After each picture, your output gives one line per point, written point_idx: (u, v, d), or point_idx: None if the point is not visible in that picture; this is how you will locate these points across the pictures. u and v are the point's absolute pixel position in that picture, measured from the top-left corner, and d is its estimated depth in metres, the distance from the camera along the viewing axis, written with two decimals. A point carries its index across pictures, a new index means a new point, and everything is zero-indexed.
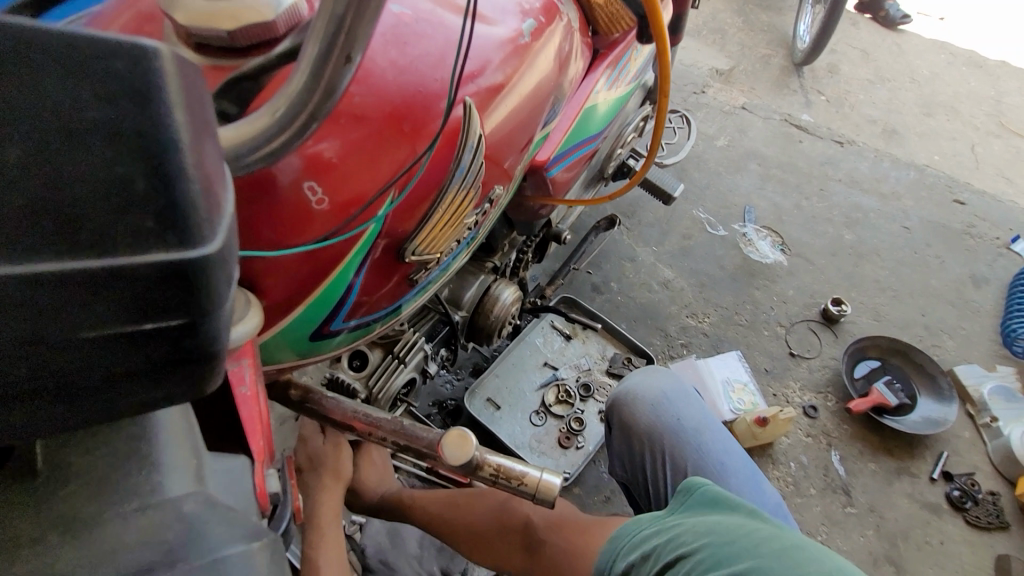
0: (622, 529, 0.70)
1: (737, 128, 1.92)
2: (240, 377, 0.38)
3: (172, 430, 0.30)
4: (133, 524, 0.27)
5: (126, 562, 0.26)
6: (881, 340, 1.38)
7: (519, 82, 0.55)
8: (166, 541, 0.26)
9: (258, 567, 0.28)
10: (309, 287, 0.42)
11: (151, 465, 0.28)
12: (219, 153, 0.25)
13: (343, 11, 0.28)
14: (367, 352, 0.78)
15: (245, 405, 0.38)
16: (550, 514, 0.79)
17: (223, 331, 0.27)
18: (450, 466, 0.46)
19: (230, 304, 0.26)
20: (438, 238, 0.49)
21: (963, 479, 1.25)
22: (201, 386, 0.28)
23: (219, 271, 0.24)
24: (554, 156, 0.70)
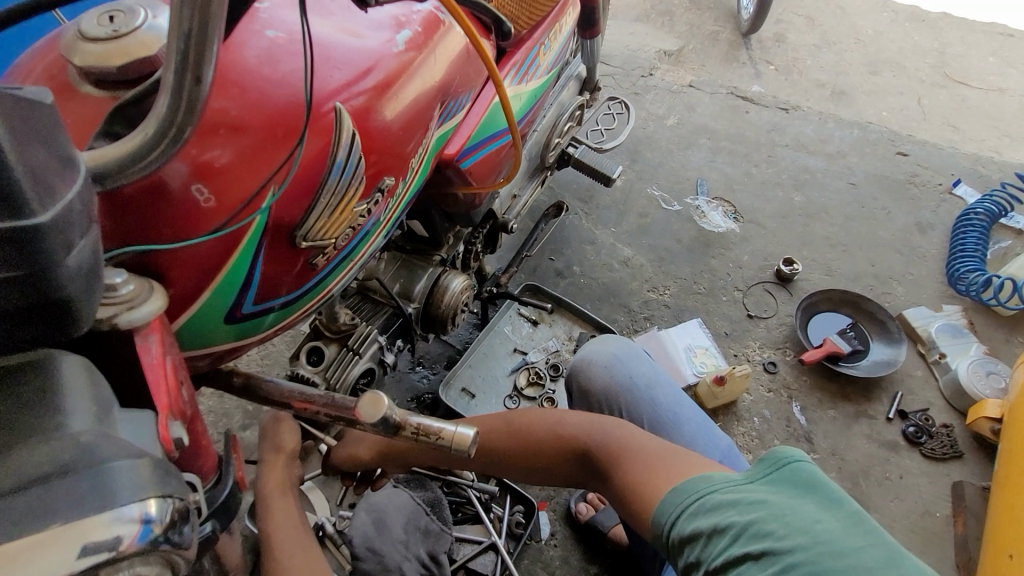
0: (692, 482, 0.62)
1: (686, 105, 1.99)
2: (146, 349, 0.40)
3: (73, 381, 0.34)
4: (36, 449, 0.30)
5: (24, 474, 0.29)
6: (832, 293, 1.45)
7: (404, 85, 0.60)
8: (60, 459, 0.30)
9: (143, 477, 0.31)
10: (211, 274, 0.47)
11: (54, 407, 0.32)
12: (49, 150, 0.30)
13: (189, 28, 0.34)
14: (323, 347, 0.85)
15: (151, 371, 0.40)
16: (610, 437, 0.75)
17: (75, 282, 0.32)
18: (368, 427, 0.51)
19: (77, 259, 0.32)
20: (332, 226, 0.54)
21: (917, 416, 1.31)
22: (71, 328, 0.34)
23: (53, 237, 0.30)
24: (462, 150, 0.76)
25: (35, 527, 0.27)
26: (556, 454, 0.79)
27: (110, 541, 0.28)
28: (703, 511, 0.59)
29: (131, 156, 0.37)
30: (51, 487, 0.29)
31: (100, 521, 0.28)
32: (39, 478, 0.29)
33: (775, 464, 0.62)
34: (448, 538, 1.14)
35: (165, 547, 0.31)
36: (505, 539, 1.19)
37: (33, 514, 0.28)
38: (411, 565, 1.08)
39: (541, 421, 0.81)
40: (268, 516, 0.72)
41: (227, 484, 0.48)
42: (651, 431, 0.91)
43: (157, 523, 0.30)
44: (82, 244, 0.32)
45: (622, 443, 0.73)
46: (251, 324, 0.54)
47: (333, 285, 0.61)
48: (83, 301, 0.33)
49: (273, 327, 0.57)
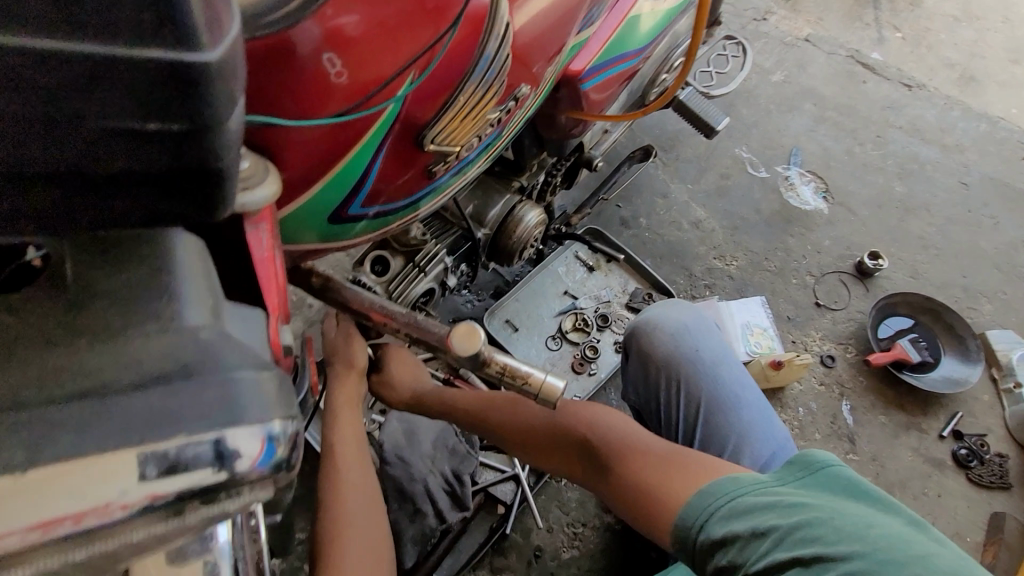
0: (722, 483, 0.60)
1: (796, 63, 1.78)
2: (257, 240, 0.38)
3: (189, 265, 0.31)
4: (152, 342, 0.28)
5: (144, 369, 0.28)
6: (914, 298, 1.35)
7: None
8: (183, 357, 0.28)
9: (269, 392, 0.30)
10: (328, 165, 0.42)
11: (168, 293, 0.30)
12: None
13: None
14: (390, 259, 0.81)
15: (262, 267, 0.38)
16: (608, 430, 0.74)
17: (233, 148, 0.29)
18: (456, 359, 0.48)
19: (236, 124, 0.28)
20: (458, 131, 0.49)
21: (972, 440, 1.25)
22: (215, 210, 0.31)
23: (218, 81, 0.26)
24: (590, 69, 0.68)
25: (167, 433, 0.26)
26: (551, 439, 0.79)
27: (235, 454, 0.28)
28: (736, 515, 0.57)
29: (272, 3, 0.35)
30: (176, 388, 0.27)
31: (230, 433, 0.28)
32: (154, 376, 0.27)
33: (811, 465, 0.60)
34: (473, 462, 1.15)
35: (285, 471, 0.30)
36: (527, 472, 1.20)
37: (157, 421, 0.27)
38: (434, 480, 1.11)
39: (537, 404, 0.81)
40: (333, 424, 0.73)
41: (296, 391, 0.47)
42: (707, 408, 0.87)
43: (279, 445, 0.29)
44: (238, 104, 0.28)
45: (629, 440, 0.71)
46: (348, 226, 0.50)
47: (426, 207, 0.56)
48: (233, 171, 0.30)
49: (368, 233, 0.53)
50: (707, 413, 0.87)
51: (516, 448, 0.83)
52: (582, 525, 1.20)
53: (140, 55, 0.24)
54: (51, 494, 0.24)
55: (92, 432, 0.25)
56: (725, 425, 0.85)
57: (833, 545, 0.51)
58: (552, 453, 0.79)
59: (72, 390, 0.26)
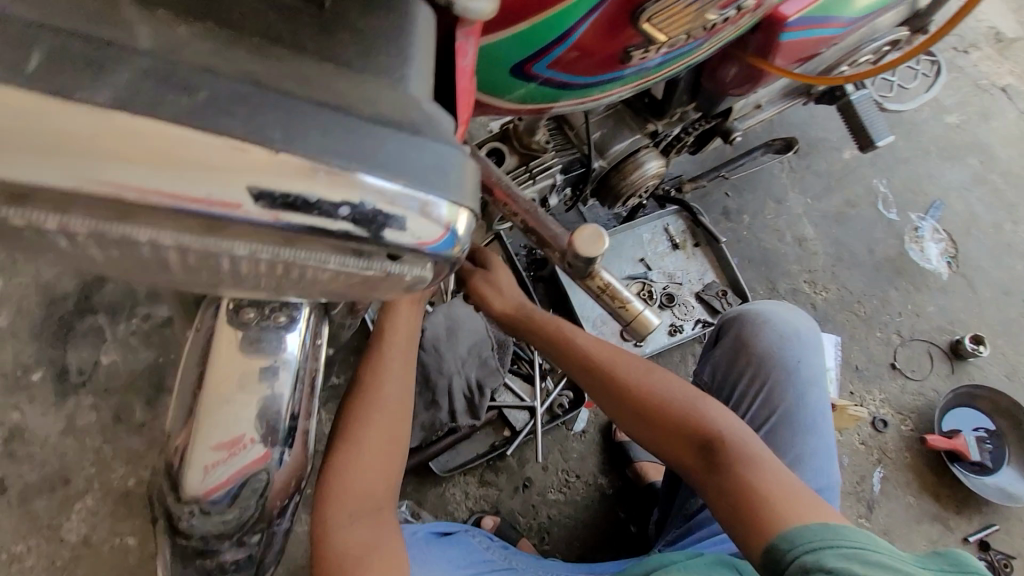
0: (847, 530, 0.58)
1: (979, 111, 1.58)
2: (464, 51, 0.39)
3: (422, 43, 0.35)
4: (385, 91, 0.32)
5: (377, 110, 0.29)
6: (1001, 398, 1.24)
7: None
8: (410, 118, 0.31)
9: (467, 176, 0.31)
10: (544, 7, 0.43)
11: (402, 57, 0.34)
12: None
13: None
14: (505, 155, 0.81)
15: (461, 78, 0.39)
16: (749, 442, 0.70)
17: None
18: (570, 257, 0.47)
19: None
20: (662, 26, 0.48)
21: (997, 556, 1.18)
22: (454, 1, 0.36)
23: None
24: (795, 19, 0.71)
25: (390, 170, 0.27)
26: (671, 421, 0.75)
27: (428, 213, 0.28)
28: (856, 558, 0.55)
29: None
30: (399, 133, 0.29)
31: (432, 195, 0.28)
32: (386, 117, 0.29)
33: (955, 565, 0.56)
34: (499, 380, 1.17)
35: (453, 257, 0.30)
36: (543, 411, 1.22)
37: (378, 150, 0.28)
38: (458, 383, 1.15)
39: (681, 388, 0.76)
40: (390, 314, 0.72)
41: None
42: (776, 422, 0.76)
43: (458, 240, 0.30)
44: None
45: (751, 448, 0.70)
46: (514, 87, 0.50)
47: (563, 103, 0.54)
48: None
49: (524, 104, 0.53)
50: (774, 425, 0.76)
51: (616, 411, 0.78)
52: (575, 476, 1.23)
53: None
54: (292, 177, 0.25)
55: (337, 141, 0.27)
56: (786, 445, 0.75)
57: None
58: (661, 432, 0.75)
59: (326, 104, 0.28)
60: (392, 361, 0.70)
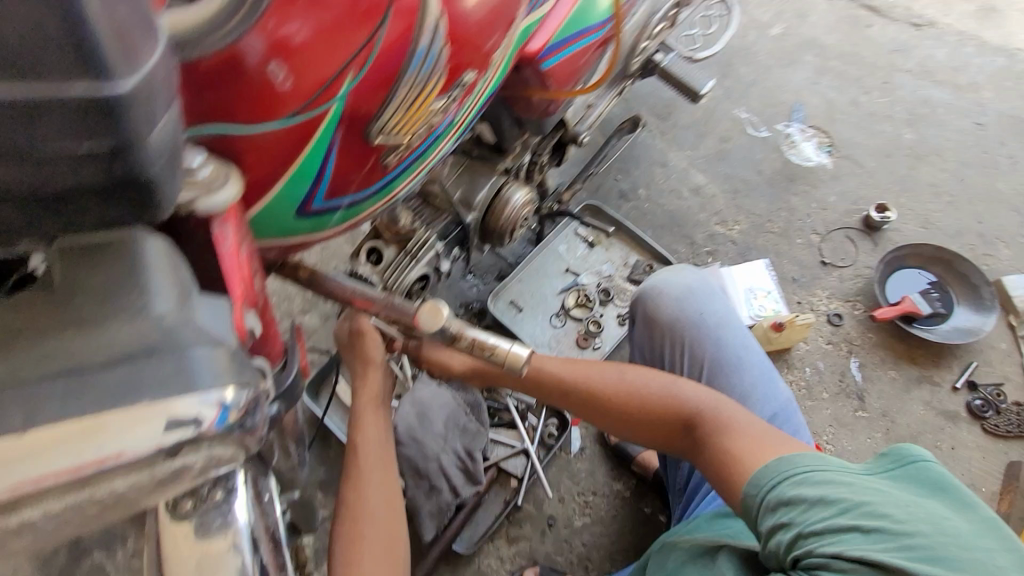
0: (798, 458, 0.56)
1: (797, 13, 1.72)
2: (223, 238, 0.38)
3: (158, 260, 0.31)
4: (124, 328, 0.29)
5: (117, 347, 0.29)
6: (925, 249, 1.32)
7: None
8: (150, 341, 0.29)
9: (219, 365, 0.30)
10: (287, 163, 0.41)
11: (139, 286, 0.30)
12: (141, 9, 0.25)
13: None
14: (382, 249, 0.86)
15: (225, 261, 0.38)
16: (725, 410, 0.68)
17: (160, 160, 0.29)
18: (426, 334, 0.53)
19: (160, 137, 0.28)
20: (408, 122, 0.46)
21: (988, 389, 1.24)
22: (153, 211, 0.31)
23: (140, 112, 0.26)
24: (549, 46, 0.68)
25: (129, 403, 0.28)
26: (655, 412, 0.72)
27: (191, 418, 0.28)
28: (807, 482, 0.54)
29: (210, 24, 0.33)
30: (141, 366, 0.28)
31: (185, 401, 0.28)
32: (128, 354, 0.29)
33: (898, 460, 0.55)
34: (484, 438, 1.20)
35: (238, 432, 0.30)
36: (537, 447, 1.24)
37: (124, 392, 0.28)
38: (448, 458, 1.17)
39: (656, 377, 0.74)
40: (358, 423, 0.75)
41: (292, 370, 0.51)
42: (709, 373, 0.81)
43: (234, 408, 0.30)
44: (166, 118, 0.28)
45: (729, 415, 0.67)
46: (320, 219, 0.49)
47: (369, 211, 0.54)
48: (168, 183, 0.30)
49: (333, 227, 0.52)
50: (710, 375, 0.80)
51: (596, 418, 0.76)
52: (592, 494, 1.25)
53: (63, 92, 0.23)
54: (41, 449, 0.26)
55: (75, 403, 0.27)
56: (726, 388, 0.79)
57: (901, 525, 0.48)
58: (647, 425, 0.73)
59: (61, 370, 0.28)
60: (370, 467, 0.72)
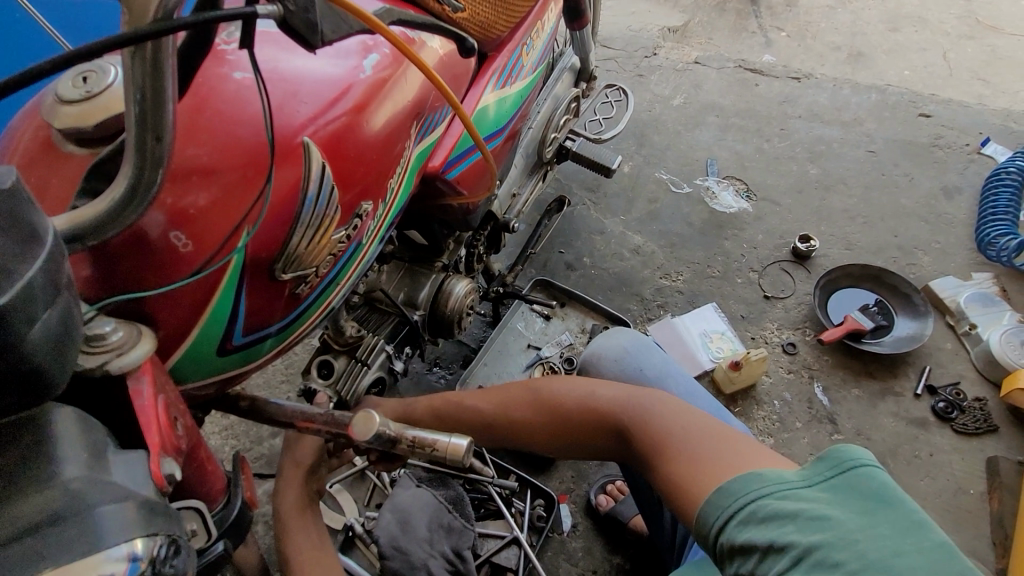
0: (739, 482, 0.54)
1: (692, 83, 1.93)
2: (138, 393, 0.39)
3: (65, 429, 0.33)
4: (25, 501, 0.29)
5: (17, 522, 0.28)
6: (852, 269, 1.41)
7: (393, 90, 0.60)
8: (52, 508, 0.29)
9: (130, 519, 0.31)
10: (199, 311, 0.46)
11: (46, 456, 0.31)
12: (22, 227, 0.28)
13: (140, 106, 0.35)
14: (332, 361, 0.88)
15: (143, 412, 0.38)
16: (646, 413, 0.68)
17: (44, 349, 0.30)
18: (364, 443, 0.54)
19: (42, 331, 0.29)
20: (313, 255, 0.52)
21: (948, 391, 1.27)
22: (49, 391, 0.31)
23: (17, 318, 0.28)
24: (447, 162, 0.75)
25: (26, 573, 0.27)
26: (582, 423, 0.73)
27: None
28: (756, 521, 0.51)
29: (108, 214, 0.37)
30: (43, 536, 0.28)
31: (89, 563, 0.28)
32: (27, 528, 0.28)
33: (837, 467, 0.53)
34: (471, 535, 1.15)
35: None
36: (527, 533, 1.20)
37: (21, 565, 0.27)
38: (436, 562, 1.10)
39: (571, 392, 0.74)
40: (287, 540, 0.69)
41: (236, 504, 0.52)
42: None
43: (144, 560, 0.30)
44: (49, 312, 0.30)
45: (660, 423, 0.66)
46: (244, 354, 0.52)
47: (295, 338, 0.57)
48: (57, 365, 0.31)
49: (261, 358, 0.55)
50: None
51: (535, 445, 0.76)
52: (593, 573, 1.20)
53: None
54: None
55: None
56: None
57: (856, 571, 0.46)
58: (579, 438, 0.73)
59: None
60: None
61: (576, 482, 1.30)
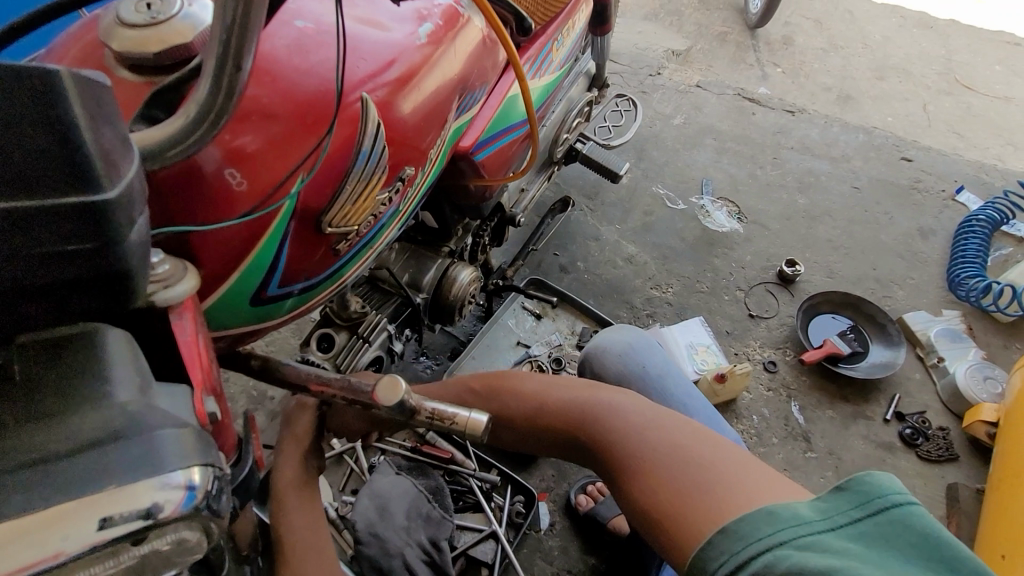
0: (749, 521, 0.46)
1: (693, 106, 2.00)
2: (181, 328, 0.38)
3: (118, 347, 0.33)
4: (87, 418, 0.30)
5: (84, 434, 0.29)
6: (834, 295, 1.47)
7: (441, 61, 0.61)
8: (114, 424, 0.30)
9: (188, 444, 0.31)
10: (242, 255, 0.44)
11: (102, 376, 0.31)
12: (121, 134, 0.31)
13: (227, 36, 0.34)
14: (334, 335, 0.86)
15: (185, 349, 0.37)
16: (609, 417, 0.63)
17: (134, 254, 0.32)
18: (386, 411, 0.52)
19: (137, 236, 0.32)
20: (355, 213, 0.51)
21: (914, 418, 1.33)
22: (128, 299, 0.34)
23: (120, 215, 0.30)
24: (477, 143, 0.76)
25: (86, 490, 0.27)
26: (539, 425, 0.69)
27: (148, 508, 0.28)
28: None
29: (173, 139, 0.36)
30: (106, 451, 0.29)
31: (148, 487, 0.28)
32: (93, 441, 0.29)
33: (863, 506, 0.46)
34: (450, 526, 1.13)
35: (207, 515, 0.30)
36: (505, 528, 1.20)
37: (86, 480, 0.28)
38: (412, 552, 1.08)
39: (527, 393, 0.70)
40: (283, 520, 0.64)
41: (247, 463, 0.50)
42: None
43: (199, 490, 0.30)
44: (141, 219, 0.33)
45: (625, 434, 0.60)
46: (273, 308, 0.51)
47: (320, 300, 0.56)
48: (139, 273, 0.34)
49: (288, 315, 0.54)
50: None
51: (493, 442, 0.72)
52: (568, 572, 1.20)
53: (55, 203, 0.28)
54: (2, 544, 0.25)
55: (41, 493, 0.27)
56: None
57: None
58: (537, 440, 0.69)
59: (26, 460, 0.28)
60: (306, 565, 0.62)
61: (556, 481, 1.30)
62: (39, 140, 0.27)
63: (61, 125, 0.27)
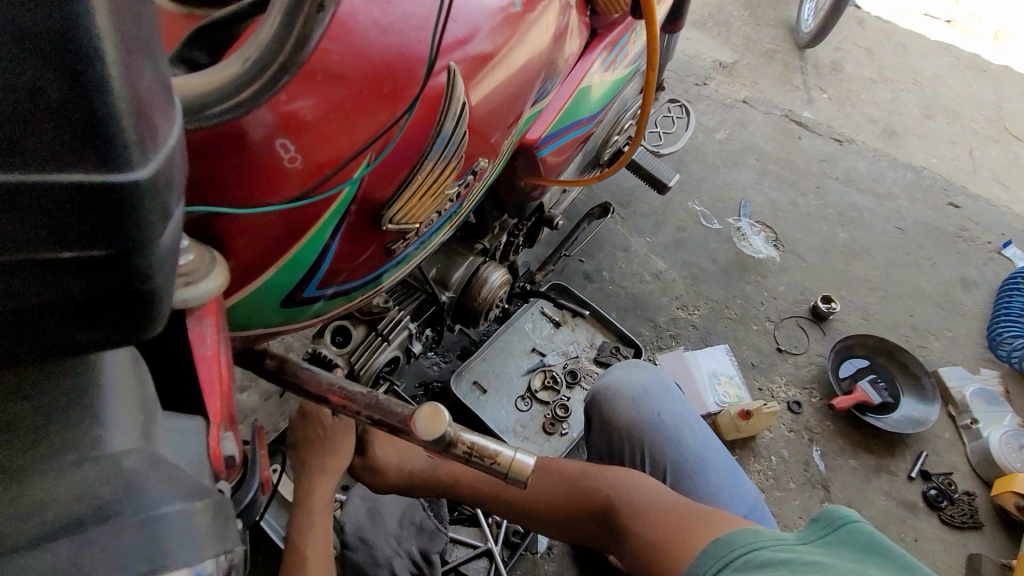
0: (734, 534, 0.51)
1: (737, 121, 1.90)
2: (201, 336, 0.35)
3: (118, 382, 0.29)
4: (72, 476, 0.25)
5: (60, 510, 0.24)
6: (869, 340, 1.40)
7: (529, 33, 0.53)
8: (99, 497, 0.25)
9: (200, 525, 0.26)
10: (285, 245, 0.39)
11: (95, 417, 0.27)
12: (164, 90, 0.24)
13: None
14: (351, 329, 0.77)
15: (205, 365, 0.35)
16: (628, 487, 0.67)
17: (163, 267, 0.26)
18: (420, 443, 0.45)
19: (170, 240, 0.26)
20: (417, 208, 0.46)
21: (940, 479, 1.27)
22: (145, 329, 0.28)
23: (151, 202, 0.23)
24: (545, 136, 0.68)
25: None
26: (568, 502, 0.71)
27: None
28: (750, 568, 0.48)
29: (221, 89, 0.30)
30: (87, 536, 0.24)
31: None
32: (76, 519, 0.24)
33: (829, 524, 0.51)
34: (444, 538, 1.06)
35: None
36: (501, 547, 1.13)
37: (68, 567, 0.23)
38: (401, 561, 1.01)
39: (557, 467, 0.74)
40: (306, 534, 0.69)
41: (252, 485, 0.42)
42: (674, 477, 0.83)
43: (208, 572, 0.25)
44: (175, 217, 0.26)
45: (642, 501, 0.64)
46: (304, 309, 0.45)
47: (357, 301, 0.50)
48: (166, 288, 0.27)
49: (320, 317, 0.48)
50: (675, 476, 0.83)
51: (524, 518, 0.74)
52: None
53: (61, 179, 0.21)
54: None
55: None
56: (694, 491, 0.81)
57: None
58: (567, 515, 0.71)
59: None
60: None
61: None
62: (63, 93, 0.20)
63: (82, 76, 0.20)
